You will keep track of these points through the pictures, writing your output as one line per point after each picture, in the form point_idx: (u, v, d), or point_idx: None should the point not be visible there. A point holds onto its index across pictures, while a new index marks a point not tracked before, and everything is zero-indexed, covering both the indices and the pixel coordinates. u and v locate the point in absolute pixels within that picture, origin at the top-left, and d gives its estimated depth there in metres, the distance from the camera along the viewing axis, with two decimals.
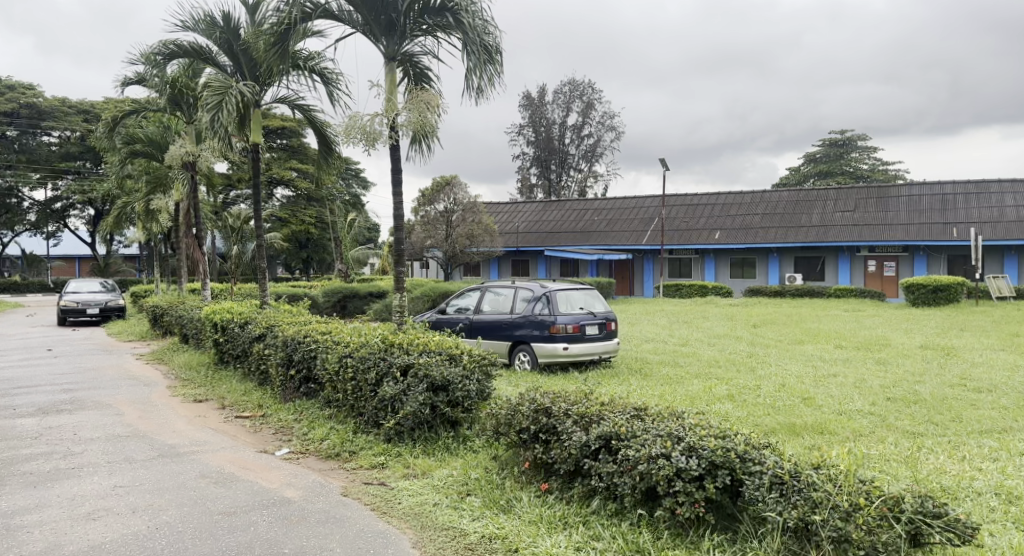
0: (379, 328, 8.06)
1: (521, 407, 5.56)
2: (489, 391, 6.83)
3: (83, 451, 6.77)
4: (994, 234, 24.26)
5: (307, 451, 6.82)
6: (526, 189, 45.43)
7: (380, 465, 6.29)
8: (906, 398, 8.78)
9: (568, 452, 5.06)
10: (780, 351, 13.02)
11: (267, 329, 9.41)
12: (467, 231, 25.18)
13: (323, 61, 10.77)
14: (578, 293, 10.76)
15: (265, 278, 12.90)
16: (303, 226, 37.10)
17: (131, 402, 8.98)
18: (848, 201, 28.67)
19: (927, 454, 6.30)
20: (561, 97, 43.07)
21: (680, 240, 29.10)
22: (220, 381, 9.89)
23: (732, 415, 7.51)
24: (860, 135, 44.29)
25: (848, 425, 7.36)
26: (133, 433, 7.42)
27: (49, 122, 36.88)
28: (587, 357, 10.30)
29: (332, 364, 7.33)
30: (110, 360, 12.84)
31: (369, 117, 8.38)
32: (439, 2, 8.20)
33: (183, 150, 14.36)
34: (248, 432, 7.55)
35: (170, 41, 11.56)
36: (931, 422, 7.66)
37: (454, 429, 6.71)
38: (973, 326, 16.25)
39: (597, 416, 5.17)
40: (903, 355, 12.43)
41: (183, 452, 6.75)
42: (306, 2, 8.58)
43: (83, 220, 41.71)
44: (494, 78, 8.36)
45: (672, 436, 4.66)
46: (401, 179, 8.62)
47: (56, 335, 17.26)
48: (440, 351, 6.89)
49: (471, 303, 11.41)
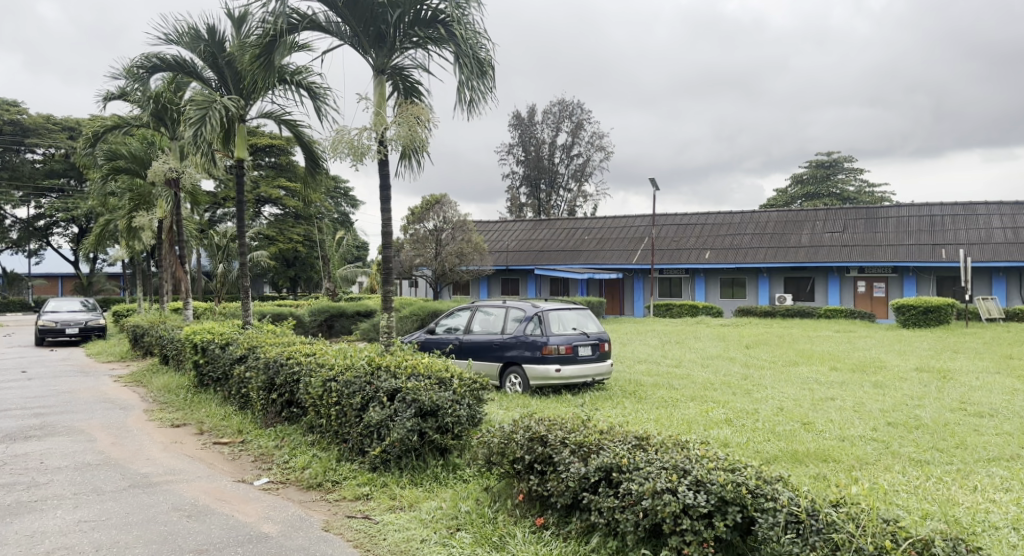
0: (365, 349, 7.74)
1: (514, 436, 5.27)
2: (480, 417, 6.53)
3: (49, 481, 6.39)
4: (982, 255, 24.27)
5: (287, 481, 6.47)
6: (515, 208, 45.27)
7: (365, 496, 5.95)
8: (907, 423, 8.52)
9: (566, 484, 4.76)
10: (776, 373, 12.77)
11: (248, 350, 9.06)
12: (457, 249, 24.96)
13: (311, 76, 10.53)
14: (571, 313, 10.49)
15: (248, 297, 12.51)
16: (290, 244, 36.77)
17: (104, 427, 8.60)
18: (837, 221, 28.64)
19: (937, 484, 6.05)
20: (550, 117, 43.13)
21: (669, 259, 28.95)
22: (199, 405, 9.51)
23: (732, 441, 7.25)
24: (847, 157, 44.61)
25: (852, 453, 7.09)
26: (105, 461, 7.05)
27: (33, 140, 36.48)
28: (580, 380, 10.01)
29: (315, 389, 7.00)
30: (88, 382, 12.39)
31: (357, 131, 8.12)
32: (429, 13, 8.02)
33: (166, 167, 13.96)
34: (226, 460, 7.19)
35: (153, 54, 11.27)
36: (937, 450, 7.39)
37: (444, 456, 6.38)
38: (967, 348, 16.08)
39: (597, 446, 4.88)
40: (900, 378, 12.19)
41: (156, 482, 6.38)
42: (292, 14, 8.33)
43: (66, 238, 41.14)
44: (488, 93, 8.13)
45: (677, 469, 4.38)
46: (389, 196, 8.34)
47: (32, 356, 16.77)
48: (428, 374, 6.56)
49: (460, 322, 11.10)
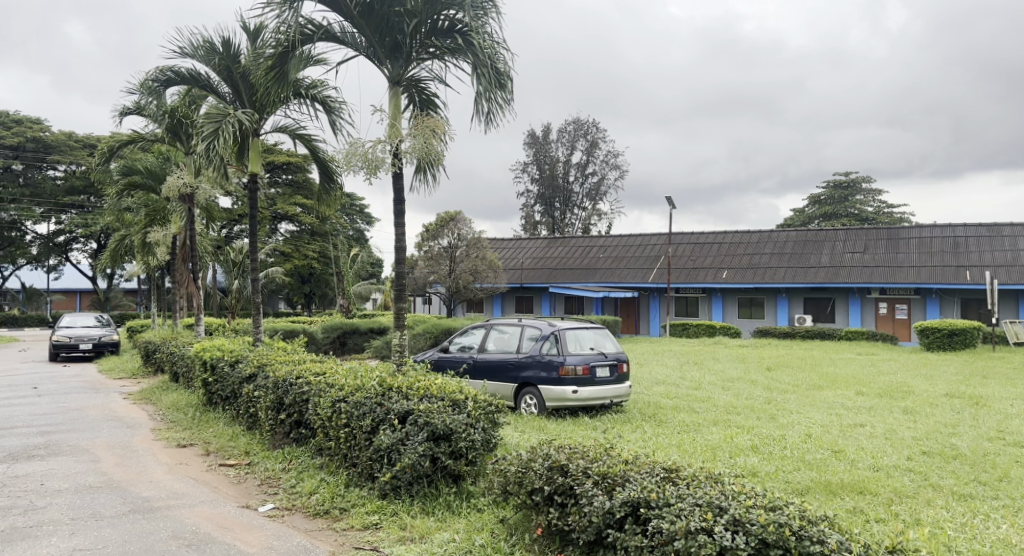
0: (377, 369, 7.44)
1: (533, 465, 4.97)
2: (495, 441, 6.22)
3: (47, 505, 6.13)
4: (1009, 278, 23.69)
5: (293, 507, 6.16)
6: (530, 226, 44.99)
7: (374, 525, 5.64)
8: (944, 452, 8.10)
9: (590, 520, 4.42)
10: (800, 397, 12.29)
11: (258, 368, 8.79)
12: (472, 267, 24.75)
13: (326, 89, 10.35)
14: (589, 332, 10.17)
15: (259, 313, 12.22)
16: (305, 261, 36.68)
17: (110, 447, 8.36)
18: (858, 242, 28.15)
19: (986, 522, 5.69)
20: (566, 135, 42.95)
21: (686, 279, 28.54)
22: (207, 425, 9.23)
23: (760, 470, 6.90)
24: (866, 177, 44.04)
25: (888, 484, 6.69)
26: (106, 484, 6.78)
27: (54, 156, 36.82)
28: (597, 402, 9.66)
29: (324, 410, 6.72)
30: (98, 400, 12.13)
31: (371, 144, 7.90)
32: (446, 23, 7.83)
33: (180, 182, 13.75)
34: (231, 483, 6.90)
35: (167, 67, 11.16)
36: (978, 482, 6.98)
37: (457, 483, 6.05)
38: (996, 373, 15.57)
39: (623, 478, 4.54)
40: (930, 404, 11.70)
41: (157, 507, 6.10)
42: (306, 24, 8.15)
43: (85, 254, 41.28)
44: (505, 104, 7.90)
45: (712, 506, 4.06)
46: (403, 211, 8.10)
47: (45, 372, 16.63)
48: (441, 396, 6.25)
49: (475, 341, 10.78)
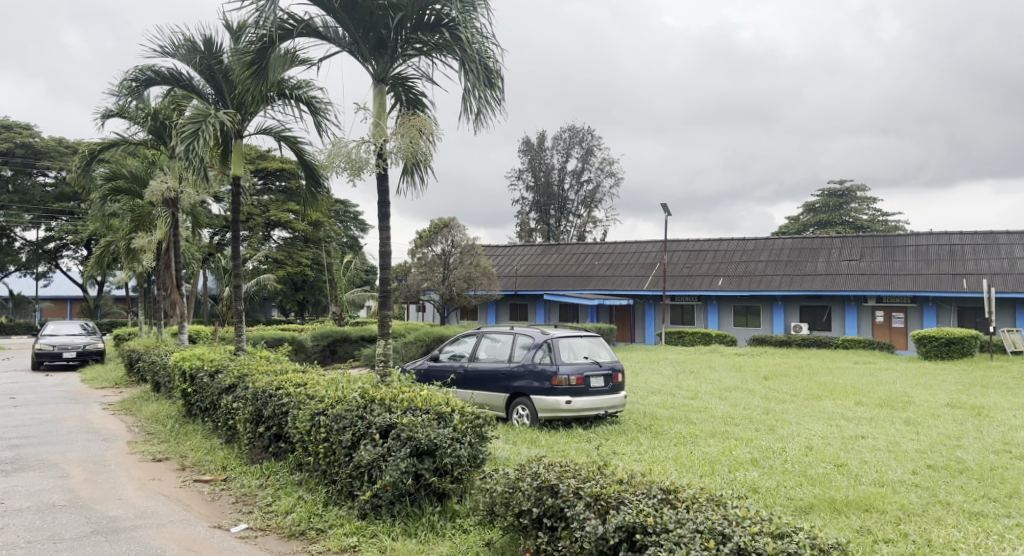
0: (360, 378, 7.10)
1: (521, 484, 4.64)
2: (482, 456, 5.89)
3: (4, 526, 5.75)
4: (1005, 286, 23.46)
5: (267, 527, 5.80)
6: (525, 233, 44.71)
7: (352, 548, 5.29)
8: (950, 467, 7.76)
9: (582, 545, 4.10)
10: (799, 407, 12.00)
11: (237, 379, 8.41)
12: (466, 273, 24.33)
13: (312, 90, 10.04)
14: (582, 340, 9.84)
15: (242, 320, 11.85)
16: (298, 268, 36.34)
17: (80, 461, 7.98)
18: (853, 249, 27.90)
19: (1000, 543, 5.36)
20: (560, 142, 42.74)
21: (681, 286, 28.24)
22: (186, 437, 8.86)
23: (761, 485, 6.57)
24: (860, 185, 43.94)
25: (895, 501, 6.37)
26: (71, 502, 6.40)
27: (45, 162, 36.43)
28: (591, 413, 9.32)
29: (303, 423, 6.37)
30: (75, 410, 11.74)
31: (354, 143, 7.59)
32: (433, 18, 7.53)
33: (164, 186, 13.41)
34: (204, 501, 6.53)
35: (148, 67, 10.83)
36: (988, 499, 6.66)
37: (441, 502, 5.70)
38: (994, 381, 15.34)
39: (617, 500, 4.20)
40: (931, 415, 11.37)
41: (122, 527, 5.74)
42: (286, 18, 7.84)
43: (75, 261, 40.78)
44: (494, 102, 7.61)
45: (714, 534, 3.75)
46: (388, 214, 7.78)
47: (26, 381, 16.21)
48: (427, 409, 5.90)
49: (466, 349, 10.41)
